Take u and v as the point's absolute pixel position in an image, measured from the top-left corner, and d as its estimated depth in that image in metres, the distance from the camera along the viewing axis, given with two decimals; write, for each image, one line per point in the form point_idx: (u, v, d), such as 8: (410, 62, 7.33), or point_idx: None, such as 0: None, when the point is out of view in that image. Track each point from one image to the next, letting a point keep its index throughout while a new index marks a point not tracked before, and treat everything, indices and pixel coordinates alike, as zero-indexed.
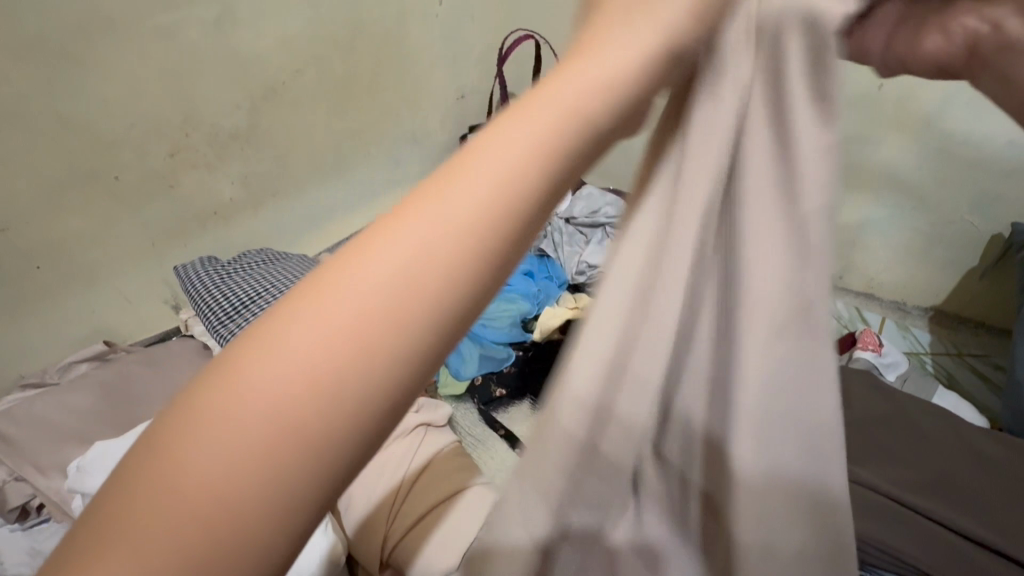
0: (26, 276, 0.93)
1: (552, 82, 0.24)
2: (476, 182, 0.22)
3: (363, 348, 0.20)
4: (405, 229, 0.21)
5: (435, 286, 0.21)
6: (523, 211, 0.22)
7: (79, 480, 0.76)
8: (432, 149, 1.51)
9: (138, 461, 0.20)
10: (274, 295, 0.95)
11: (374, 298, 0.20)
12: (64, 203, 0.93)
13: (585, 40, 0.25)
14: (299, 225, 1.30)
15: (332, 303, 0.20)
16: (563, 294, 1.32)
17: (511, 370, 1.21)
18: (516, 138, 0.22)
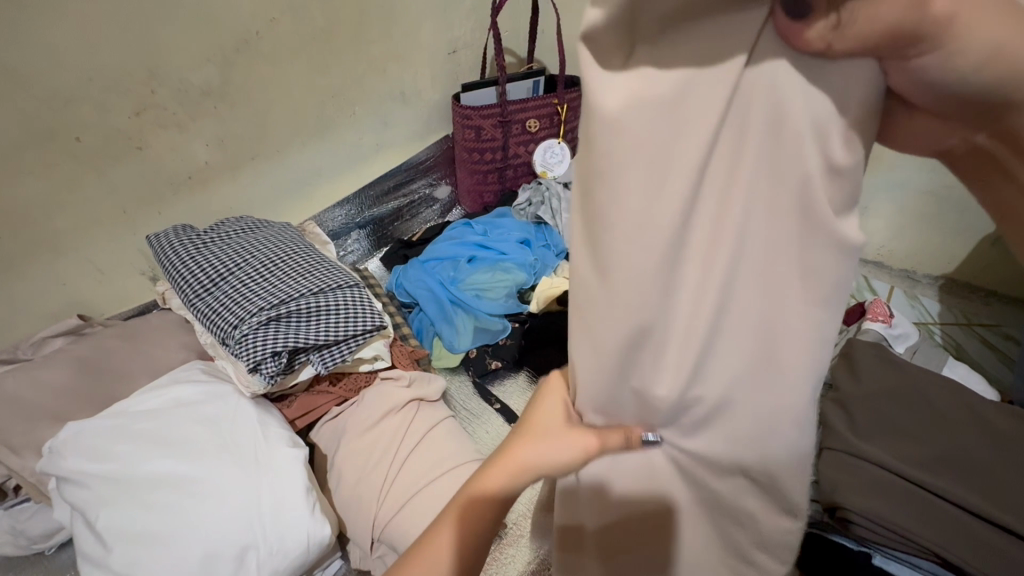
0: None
1: (504, 458, 0.49)
2: (476, 507, 0.49)
3: (452, 559, 0.48)
4: (442, 534, 0.49)
5: (461, 548, 0.49)
6: (499, 504, 0.49)
7: (51, 463, 0.70)
8: (423, 110, 1.43)
9: None
10: (255, 267, 0.90)
11: (434, 569, 0.48)
12: (20, 165, 0.86)
13: (524, 428, 0.50)
14: (283, 192, 1.24)
15: (477, 502, 0.49)
16: (561, 263, 1.27)
17: (508, 342, 1.16)
18: (489, 488, 0.49)
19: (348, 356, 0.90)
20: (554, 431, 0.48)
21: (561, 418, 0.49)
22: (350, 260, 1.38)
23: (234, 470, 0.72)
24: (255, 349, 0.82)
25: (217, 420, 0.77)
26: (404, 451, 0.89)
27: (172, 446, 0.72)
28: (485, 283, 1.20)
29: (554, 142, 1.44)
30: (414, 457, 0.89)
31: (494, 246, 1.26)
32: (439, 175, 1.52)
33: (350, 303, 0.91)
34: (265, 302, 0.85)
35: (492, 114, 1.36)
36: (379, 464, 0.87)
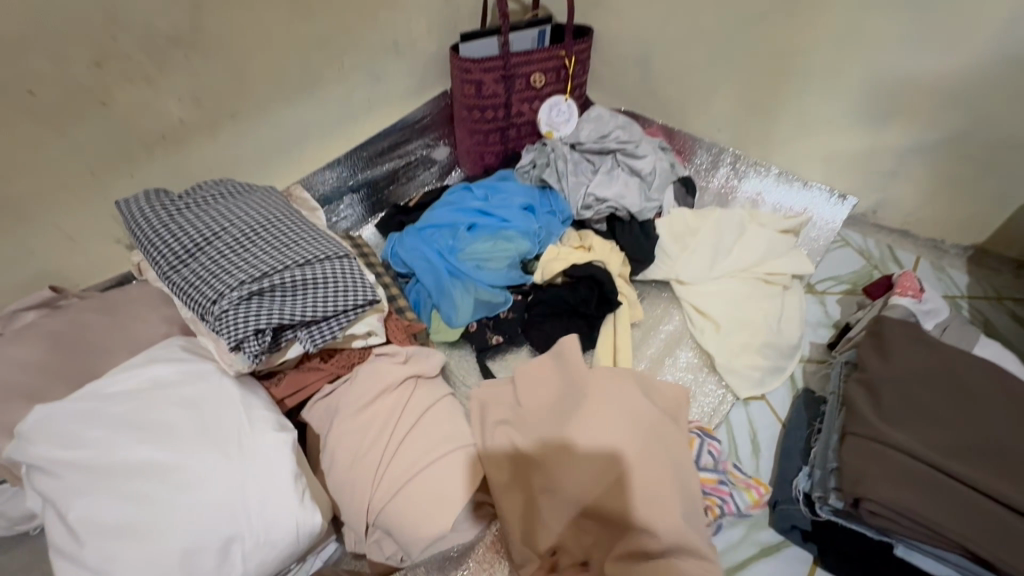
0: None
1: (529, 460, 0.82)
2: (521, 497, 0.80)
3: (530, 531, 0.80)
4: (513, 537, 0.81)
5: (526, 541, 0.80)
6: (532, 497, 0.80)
7: (19, 450, 0.66)
8: (419, 62, 1.31)
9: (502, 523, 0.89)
10: (235, 235, 0.82)
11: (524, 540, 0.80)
12: None
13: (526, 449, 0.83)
14: (268, 154, 1.14)
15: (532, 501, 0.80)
16: (566, 231, 1.20)
17: (509, 315, 1.09)
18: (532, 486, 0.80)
19: (339, 332, 0.84)
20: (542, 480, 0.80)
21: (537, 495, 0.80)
22: (343, 226, 1.28)
23: (216, 457, 0.67)
24: (236, 325, 0.76)
25: (198, 402, 0.72)
26: (400, 433, 0.84)
27: (149, 431, 0.68)
28: (486, 252, 1.12)
29: (561, 99, 1.35)
30: (411, 438, 0.84)
31: (496, 213, 1.18)
32: (438, 135, 1.42)
33: (340, 275, 0.83)
34: (246, 275, 0.78)
35: (494, 67, 1.25)
36: (374, 447, 0.83)
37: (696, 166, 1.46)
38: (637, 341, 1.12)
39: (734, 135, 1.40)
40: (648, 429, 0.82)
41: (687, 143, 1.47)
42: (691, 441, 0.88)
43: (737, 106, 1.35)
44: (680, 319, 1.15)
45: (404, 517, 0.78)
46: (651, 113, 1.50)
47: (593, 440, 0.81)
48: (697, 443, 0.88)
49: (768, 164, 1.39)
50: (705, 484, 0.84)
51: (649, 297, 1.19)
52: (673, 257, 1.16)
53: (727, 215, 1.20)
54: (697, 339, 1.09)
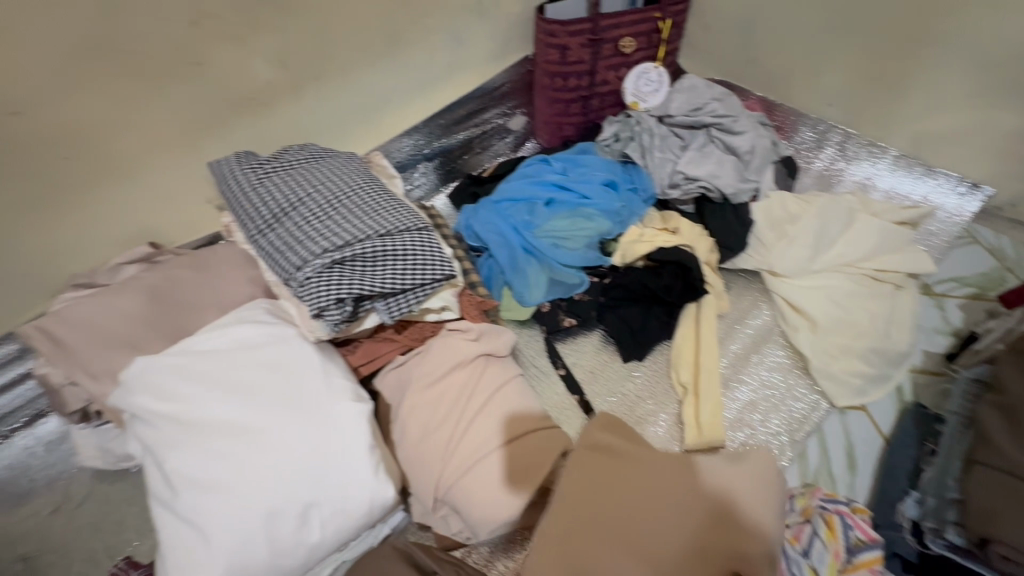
0: (45, 162, 0.84)
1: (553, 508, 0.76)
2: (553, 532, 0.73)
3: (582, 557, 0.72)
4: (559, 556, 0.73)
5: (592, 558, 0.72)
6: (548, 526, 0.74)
7: (123, 395, 0.70)
8: (503, 24, 1.25)
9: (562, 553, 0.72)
10: (318, 202, 0.82)
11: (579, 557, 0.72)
12: (78, 78, 0.82)
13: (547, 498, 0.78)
14: (349, 118, 1.12)
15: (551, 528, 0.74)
16: (649, 211, 1.12)
17: (584, 297, 1.04)
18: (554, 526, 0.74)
19: (416, 306, 0.82)
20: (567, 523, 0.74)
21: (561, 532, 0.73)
22: (416, 195, 1.26)
23: (298, 423, 0.69)
24: (319, 293, 0.76)
25: (281, 366, 0.74)
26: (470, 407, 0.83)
27: (237, 391, 0.70)
28: (565, 230, 1.06)
29: (651, 67, 1.26)
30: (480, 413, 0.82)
31: (575, 188, 1.11)
32: (516, 103, 1.36)
33: (419, 249, 0.81)
34: (330, 243, 0.77)
35: (582, 30, 1.17)
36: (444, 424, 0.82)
37: (797, 144, 1.31)
38: (721, 335, 1.03)
39: (846, 110, 1.24)
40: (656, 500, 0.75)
41: (789, 119, 1.32)
42: (830, 523, 0.76)
43: (855, 78, 1.19)
44: (769, 314, 1.05)
45: (469, 496, 0.77)
46: (749, 83, 1.36)
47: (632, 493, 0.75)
48: (837, 522, 0.76)
49: (885, 146, 1.22)
50: (874, 569, 0.72)
51: (735, 287, 1.09)
52: (768, 245, 1.05)
53: (835, 203, 1.08)
54: (791, 338, 1.00)
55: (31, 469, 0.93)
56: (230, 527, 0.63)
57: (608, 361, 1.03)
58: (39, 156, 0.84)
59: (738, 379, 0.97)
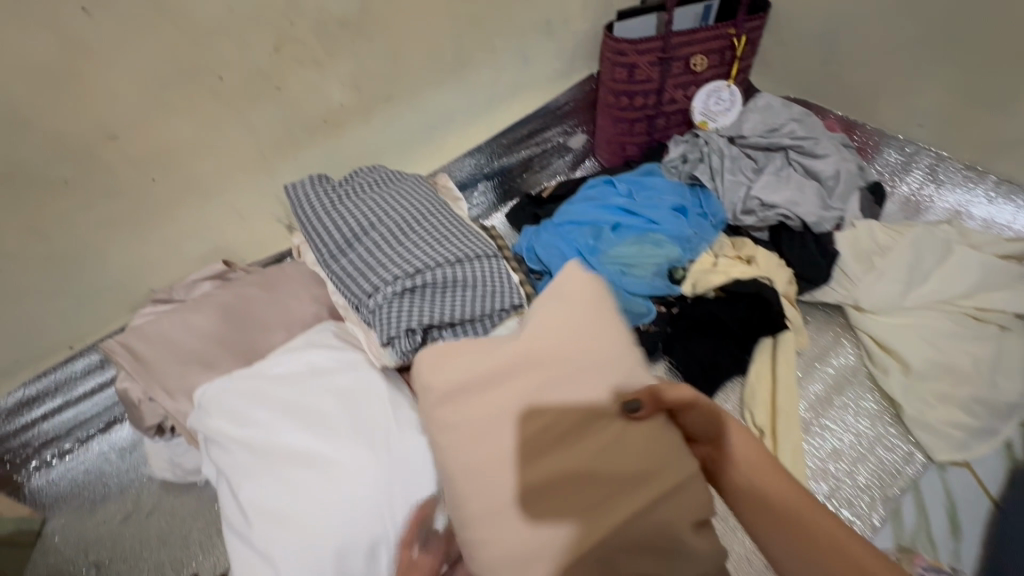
0: (133, 182, 0.88)
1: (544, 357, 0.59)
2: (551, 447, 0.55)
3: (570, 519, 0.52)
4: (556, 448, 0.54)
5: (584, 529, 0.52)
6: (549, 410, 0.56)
7: (202, 417, 0.72)
8: (570, 44, 1.22)
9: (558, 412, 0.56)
10: (390, 227, 0.81)
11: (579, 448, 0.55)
12: (166, 103, 0.84)
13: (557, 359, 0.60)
14: (414, 139, 1.13)
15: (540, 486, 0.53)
16: (721, 238, 1.06)
17: (652, 328, 0.99)
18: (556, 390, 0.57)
19: (484, 335, 0.80)
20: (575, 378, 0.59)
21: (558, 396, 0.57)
22: (474, 214, 1.24)
23: (367, 453, 0.68)
24: (389, 321, 0.75)
25: (351, 394, 0.73)
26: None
27: (308, 418, 0.70)
28: (632, 256, 1.02)
29: (722, 85, 1.19)
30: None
31: (643, 212, 1.07)
32: (577, 121, 1.34)
33: (488, 278, 0.79)
34: (402, 270, 0.76)
35: (653, 49, 1.14)
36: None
37: (881, 166, 1.24)
38: (801, 374, 0.96)
39: (940, 131, 1.15)
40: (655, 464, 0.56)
41: (871, 139, 1.24)
42: None
43: (953, 97, 1.10)
44: (853, 353, 0.97)
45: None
46: (828, 101, 1.28)
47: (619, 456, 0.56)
48: None
49: (984, 170, 1.12)
50: None
51: (814, 322, 1.02)
52: (854, 278, 0.98)
53: (930, 234, 0.99)
54: (879, 381, 0.92)
55: (107, 474, 0.96)
56: (301, 561, 0.62)
57: None
58: (128, 176, 0.87)
59: (820, 423, 0.90)
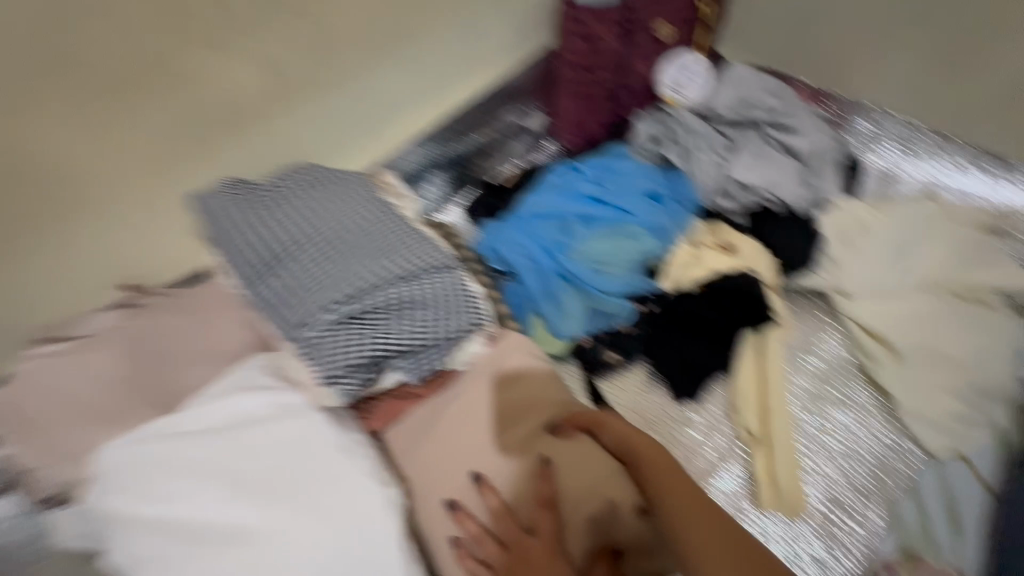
0: (5, 193, 0.76)
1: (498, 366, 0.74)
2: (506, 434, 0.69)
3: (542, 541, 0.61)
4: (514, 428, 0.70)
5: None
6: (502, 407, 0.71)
7: (100, 501, 0.60)
8: (517, 16, 1.13)
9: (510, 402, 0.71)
10: (325, 241, 0.69)
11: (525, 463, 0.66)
12: (41, 95, 0.74)
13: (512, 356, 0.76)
14: (348, 128, 1.01)
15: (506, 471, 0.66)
16: (696, 224, 0.98)
17: (631, 330, 0.91)
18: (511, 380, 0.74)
19: (444, 359, 0.70)
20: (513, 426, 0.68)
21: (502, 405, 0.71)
22: (426, 209, 1.08)
23: (309, 519, 0.58)
24: (332, 355, 0.64)
25: (288, 446, 0.62)
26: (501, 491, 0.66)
27: (235, 485, 0.59)
28: (604, 253, 0.93)
29: (689, 56, 1.11)
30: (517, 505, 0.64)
31: (613, 202, 0.97)
32: (535, 99, 1.18)
33: (446, 295, 0.69)
34: (341, 293, 0.65)
35: (613, 16, 1.02)
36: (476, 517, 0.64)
37: (855, 135, 1.15)
38: (788, 366, 0.90)
39: (913, 98, 1.10)
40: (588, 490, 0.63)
41: (844, 106, 1.16)
42: None
43: (922, 62, 1.06)
44: (840, 340, 0.92)
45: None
46: (798, 70, 1.21)
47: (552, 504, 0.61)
48: None
49: (960, 141, 1.08)
50: None
51: (799, 310, 0.95)
52: (837, 261, 0.92)
53: (910, 210, 0.95)
54: (868, 370, 0.87)
55: None
56: None
57: (658, 400, 0.90)
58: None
59: (811, 420, 0.85)
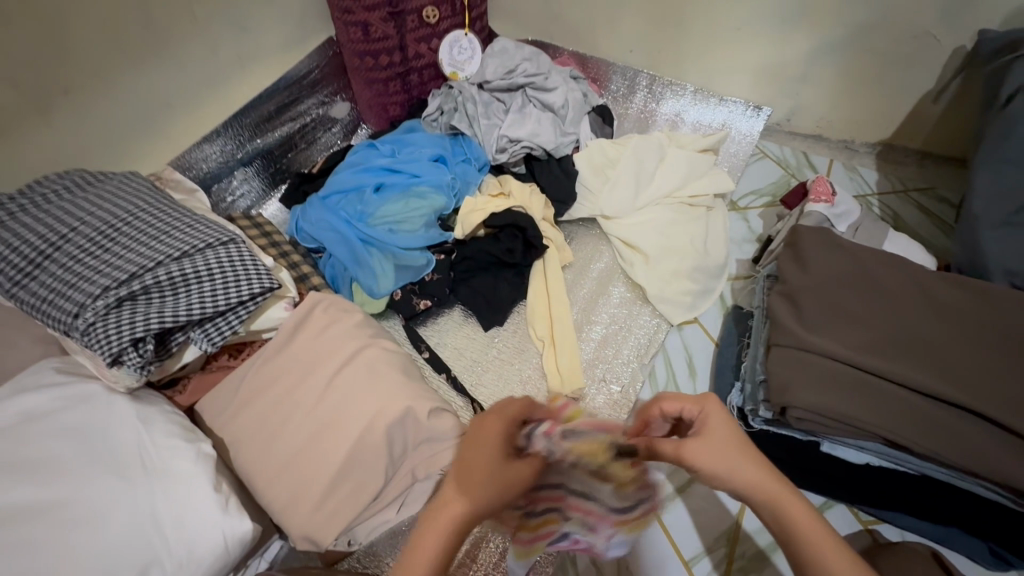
0: None
1: (307, 332, 0.81)
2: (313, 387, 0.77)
3: (458, 495, 0.50)
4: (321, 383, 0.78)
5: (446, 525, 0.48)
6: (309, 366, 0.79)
7: None
8: (293, 8, 1.17)
9: (316, 359, 0.79)
10: (88, 235, 0.72)
11: (330, 409, 0.75)
12: None
13: (323, 323, 0.82)
14: (127, 133, 1.00)
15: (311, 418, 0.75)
16: (484, 179, 1.13)
17: (435, 277, 1.02)
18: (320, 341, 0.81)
19: (239, 326, 0.76)
20: (322, 379, 0.77)
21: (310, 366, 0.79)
22: (241, 206, 1.18)
23: (112, 482, 0.61)
24: (107, 337, 0.67)
25: (84, 430, 0.65)
26: (310, 428, 0.74)
27: (26, 472, 0.60)
28: (399, 213, 1.04)
29: (461, 34, 1.23)
30: (326, 436, 0.73)
31: (404, 169, 1.09)
32: (332, 89, 1.28)
33: (226, 264, 0.74)
34: (110, 279, 0.68)
35: (380, 4, 1.09)
36: (293, 454, 0.73)
37: (613, 93, 1.40)
38: (570, 284, 1.08)
39: (648, 53, 1.34)
40: (377, 414, 0.74)
41: (600, 69, 1.40)
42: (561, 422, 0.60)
43: (647, 20, 1.28)
44: (609, 255, 1.12)
45: (338, 530, 0.70)
46: (559, 40, 1.41)
47: (360, 427, 0.73)
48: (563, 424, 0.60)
49: (684, 83, 1.36)
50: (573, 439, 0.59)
51: (577, 237, 1.15)
52: (595, 192, 1.12)
53: (645, 142, 1.16)
54: (629, 273, 1.08)
55: None
56: None
57: (471, 333, 1.04)
58: None
59: (591, 320, 1.04)
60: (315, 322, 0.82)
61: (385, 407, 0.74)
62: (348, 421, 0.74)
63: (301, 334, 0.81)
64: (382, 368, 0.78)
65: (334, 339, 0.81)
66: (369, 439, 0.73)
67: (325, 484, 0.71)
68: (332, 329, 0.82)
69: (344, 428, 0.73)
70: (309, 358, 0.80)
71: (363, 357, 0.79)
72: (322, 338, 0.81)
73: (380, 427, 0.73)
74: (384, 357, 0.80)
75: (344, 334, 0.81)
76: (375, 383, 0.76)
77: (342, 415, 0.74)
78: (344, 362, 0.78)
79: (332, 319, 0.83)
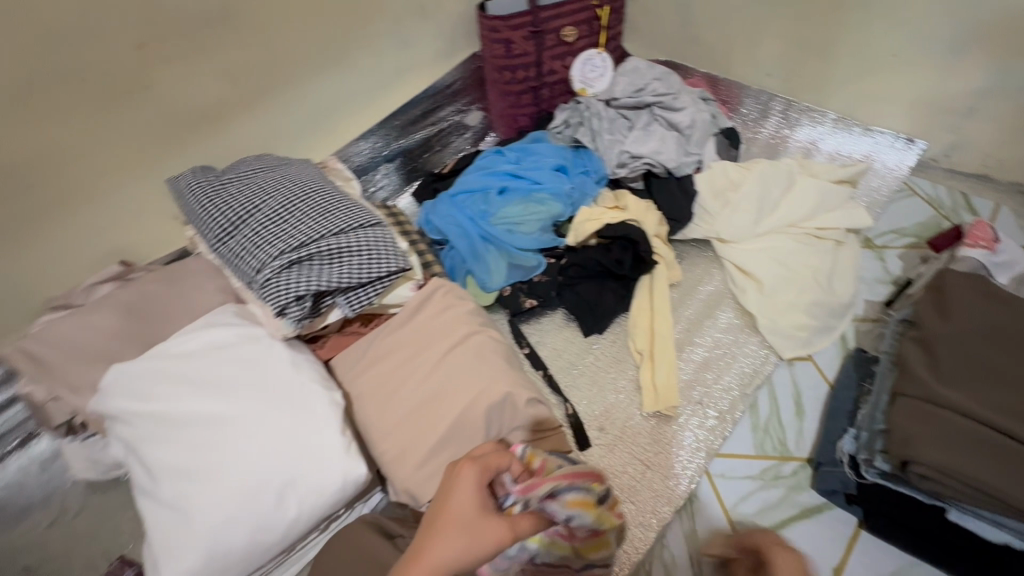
0: (21, 187, 0.91)
1: (427, 311, 0.90)
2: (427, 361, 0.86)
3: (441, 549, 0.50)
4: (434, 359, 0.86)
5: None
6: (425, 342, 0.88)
7: (104, 405, 0.76)
8: (447, 24, 1.30)
9: (432, 336, 0.87)
10: (272, 207, 0.87)
11: (440, 383, 0.83)
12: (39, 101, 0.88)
13: (442, 306, 0.90)
14: (304, 125, 1.18)
15: (423, 387, 0.83)
16: (601, 193, 1.17)
17: (543, 279, 1.08)
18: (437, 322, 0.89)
19: (376, 298, 0.87)
20: (436, 354, 0.85)
21: (427, 342, 0.87)
22: (379, 197, 1.27)
23: (270, 409, 0.74)
24: (278, 293, 0.81)
25: (254, 363, 0.78)
26: (421, 396, 0.83)
27: (213, 389, 0.75)
28: (518, 216, 1.11)
29: (594, 53, 1.29)
30: (434, 406, 0.81)
31: (527, 175, 1.15)
32: (470, 99, 1.37)
33: (373, 243, 0.85)
34: (285, 245, 0.83)
35: (524, 23, 1.19)
36: (404, 416, 0.82)
37: (743, 116, 1.35)
38: (675, 302, 1.08)
39: (786, 76, 1.29)
40: (480, 393, 0.80)
41: (732, 92, 1.37)
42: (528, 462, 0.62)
43: (790, 45, 1.24)
44: (720, 279, 1.10)
45: (434, 491, 0.76)
46: (691, 61, 1.41)
47: (465, 402, 0.80)
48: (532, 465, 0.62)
49: (826, 110, 1.28)
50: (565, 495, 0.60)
51: (688, 257, 1.14)
52: (713, 214, 1.11)
53: (774, 167, 1.12)
54: (740, 300, 1.05)
55: (26, 487, 0.93)
56: (216, 507, 0.69)
57: (571, 336, 1.07)
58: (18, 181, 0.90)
59: (693, 341, 1.03)
60: (436, 303, 0.91)
61: (489, 388, 0.81)
62: (455, 395, 0.81)
63: (423, 311, 0.90)
64: (489, 353, 0.85)
65: (450, 320, 0.89)
66: (472, 415, 0.79)
67: (429, 447, 0.79)
68: (449, 312, 0.90)
69: (451, 401, 0.81)
70: (427, 335, 0.88)
71: (473, 341, 0.86)
72: (439, 318, 0.89)
73: (482, 405, 0.79)
74: (492, 344, 0.86)
75: (459, 317, 0.89)
76: (483, 366, 0.83)
77: (451, 390, 0.82)
78: (459, 342, 0.86)
79: (451, 303, 0.91)
